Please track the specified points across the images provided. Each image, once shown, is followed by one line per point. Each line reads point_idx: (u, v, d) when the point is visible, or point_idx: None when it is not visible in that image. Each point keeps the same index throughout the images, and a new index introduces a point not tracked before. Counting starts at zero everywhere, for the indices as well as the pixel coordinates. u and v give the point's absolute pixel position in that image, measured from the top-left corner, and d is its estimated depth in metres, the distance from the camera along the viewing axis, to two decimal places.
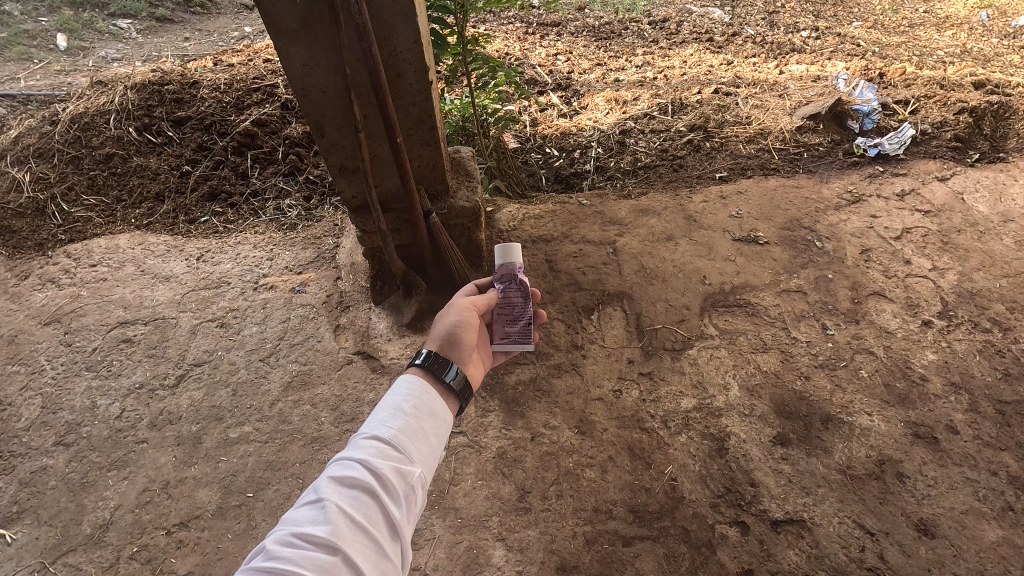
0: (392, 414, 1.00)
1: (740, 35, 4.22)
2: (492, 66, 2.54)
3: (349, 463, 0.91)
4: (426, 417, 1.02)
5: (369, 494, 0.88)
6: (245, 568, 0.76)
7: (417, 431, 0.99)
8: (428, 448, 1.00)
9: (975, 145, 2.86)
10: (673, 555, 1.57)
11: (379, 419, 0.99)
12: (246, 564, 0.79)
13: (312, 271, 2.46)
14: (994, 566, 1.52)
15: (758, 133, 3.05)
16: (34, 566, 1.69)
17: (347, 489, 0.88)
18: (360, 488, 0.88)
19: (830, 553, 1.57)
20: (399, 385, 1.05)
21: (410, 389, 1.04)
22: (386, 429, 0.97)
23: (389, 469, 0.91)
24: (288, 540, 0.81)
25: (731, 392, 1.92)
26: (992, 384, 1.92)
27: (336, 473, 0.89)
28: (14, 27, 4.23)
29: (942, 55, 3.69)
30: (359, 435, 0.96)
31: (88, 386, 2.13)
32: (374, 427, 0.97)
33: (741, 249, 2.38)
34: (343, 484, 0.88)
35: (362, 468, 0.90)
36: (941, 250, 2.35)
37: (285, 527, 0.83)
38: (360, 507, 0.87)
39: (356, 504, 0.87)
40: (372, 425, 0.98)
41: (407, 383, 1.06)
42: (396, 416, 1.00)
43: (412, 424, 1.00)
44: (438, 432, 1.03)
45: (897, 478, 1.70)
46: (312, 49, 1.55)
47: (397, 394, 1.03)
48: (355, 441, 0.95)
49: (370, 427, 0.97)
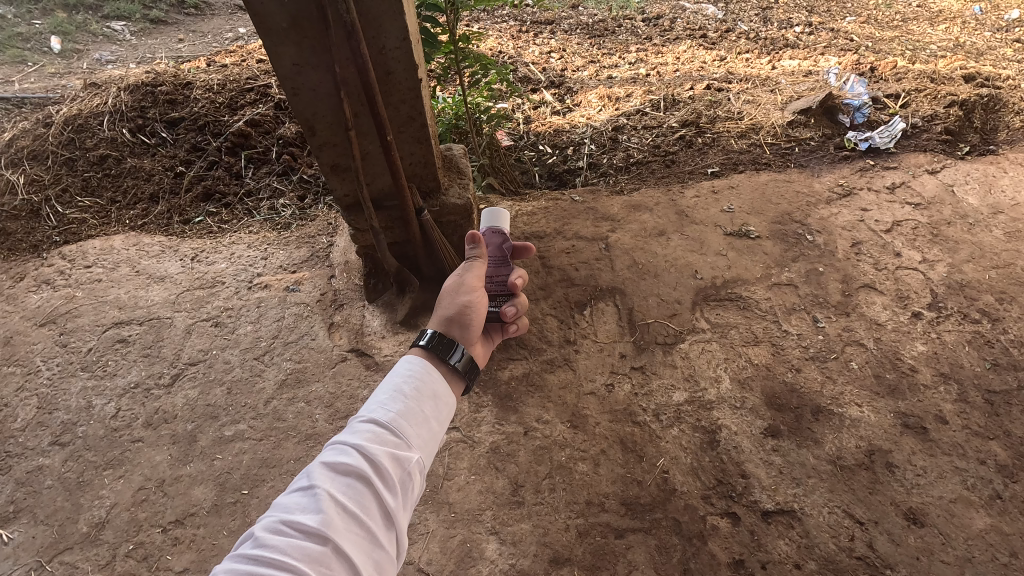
0: (392, 397, 1.01)
1: (733, 31, 4.23)
2: (484, 64, 2.55)
3: (344, 447, 0.92)
4: (428, 401, 1.03)
5: (363, 481, 0.90)
6: (233, 555, 0.78)
7: (416, 415, 1.00)
8: (427, 433, 1.01)
9: (965, 138, 2.88)
10: (664, 547, 1.59)
11: (378, 403, 1.00)
12: (236, 550, 0.81)
13: (306, 270, 2.47)
14: (982, 554, 1.54)
15: (750, 128, 3.07)
16: (31, 565, 1.70)
17: (340, 476, 0.89)
18: (354, 475, 0.90)
19: (820, 542, 1.58)
20: (399, 367, 1.07)
21: (411, 371, 1.05)
22: (384, 413, 0.98)
23: (384, 455, 0.92)
24: (279, 527, 0.82)
25: (723, 385, 1.94)
26: (981, 374, 1.93)
27: (331, 459, 0.91)
28: (8, 30, 4.23)
29: (935, 49, 3.70)
30: (357, 419, 0.97)
31: (84, 385, 2.14)
32: (372, 410, 0.98)
33: (733, 243, 2.40)
34: (336, 470, 0.90)
35: (357, 454, 0.91)
36: (931, 242, 2.37)
37: (276, 513, 0.84)
38: (353, 495, 0.88)
39: (349, 492, 0.88)
40: (371, 409, 0.99)
41: (409, 365, 1.07)
42: (395, 399, 1.01)
43: (412, 408, 1.01)
44: (438, 416, 1.04)
45: (886, 468, 1.72)
46: (301, 48, 1.55)
47: (398, 376, 1.05)
48: (352, 425, 0.96)
49: (368, 411, 0.98)
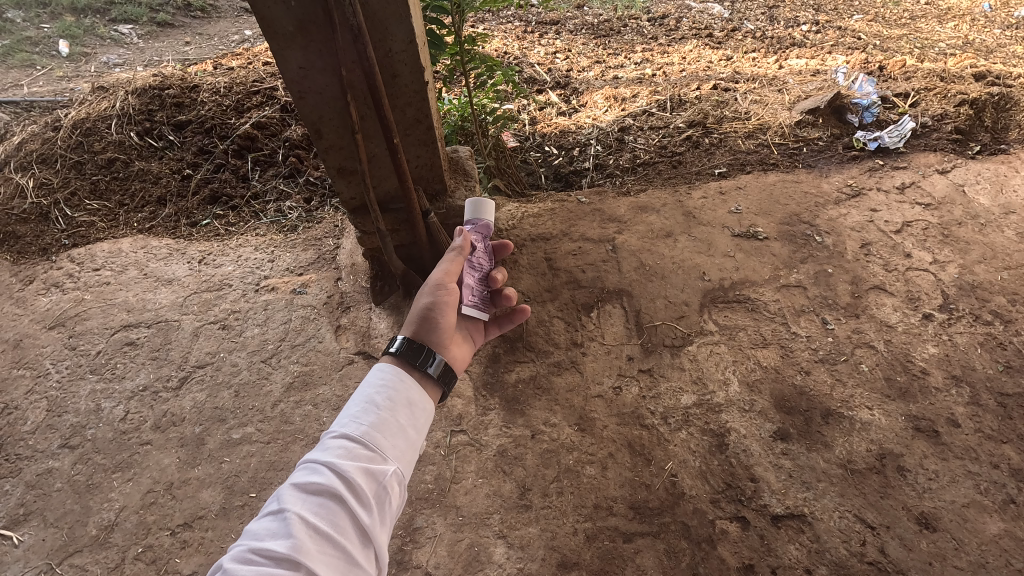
0: (363, 410, 1.03)
1: (739, 30, 4.21)
2: (491, 66, 2.53)
3: (315, 467, 0.93)
4: (400, 411, 1.06)
5: (336, 499, 0.91)
6: None
7: (388, 426, 1.03)
8: (402, 444, 1.03)
9: (976, 137, 2.84)
10: (673, 551, 1.58)
11: (350, 417, 1.02)
12: None
13: (312, 273, 2.48)
14: (996, 560, 1.52)
15: (758, 128, 3.05)
16: (40, 567, 1.71)
17: (311, 496, 0.90)
18: (326, 494, 0.91)
19: (831, 547, 1.57)
20: (372, 377, 1.09)
21: (383, 381, 1.08)
22: (356, 427, 1.00)
23: (356, 470, 0.94)
24: (246, 556, 0.81)
25: (731, 388, 1.92)
26: (993, 377, 1.91)
27: (302, 480, 0.92)
28: (17, 35, 4.28)
29: (944, 47, 3.66)
30: (329, 435, 0.99)
31: (93, 388, 2.15)
32: (344, 426, 1.00)
33: (741, 245, 2.38)
34: (307, 491, 0.90)
35: (328, 471, 0.93)
36: (941, 243, 2.34)
37: (246, 541, 0.84)
38: (325, 516, 0.89)
39: (321, 512, 0.89)
40: (343, 424, 1.01)
41: (381, 375, 1.09)
42: (367, 412, 1.03)
43: (383, 419, 1.03)
44: (412, 425, 1.07)
45: (897, 472, 1.70)
46: (308, 51, 1.54)
47: (370, 388, 1.07)
48: (324, 442, 0.98)
49: (340, 426, 1.00)
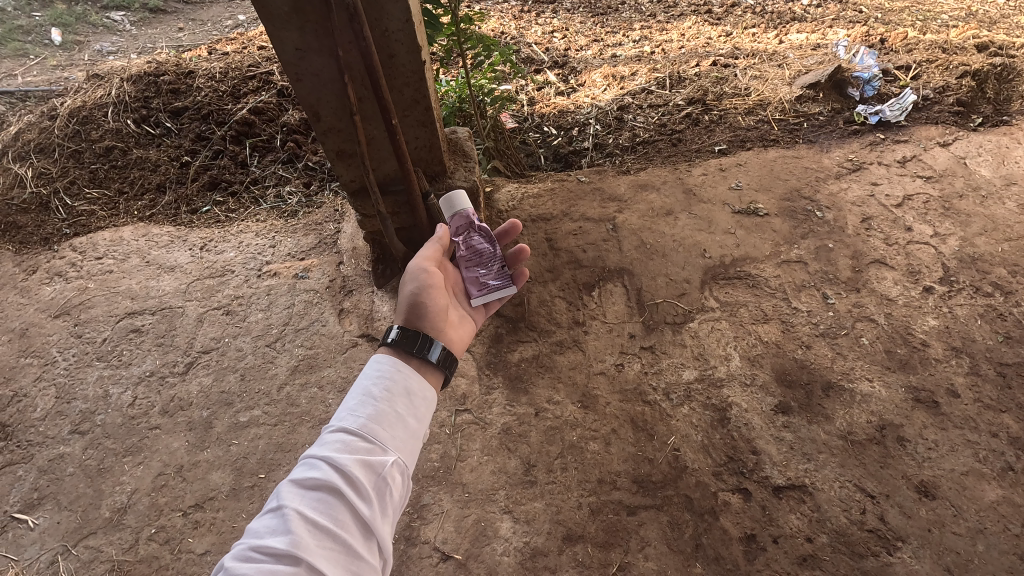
0: (360, 402, 1.05)
1: (739, 5, 4.14)
2: (488, 46, 2.49)
3: (314, 462, 0.96)
4: (398, 402, 1.07)
5: (334, 493, 0.92)
6: None
7: (385, 417, 1.04)
8: (403, 433, 1.05)
9: (978, 108, 2.82)
10: (676, 523, 1.61)
11: (348, 410, 1.04)
12: None
13: (314, 257, 2.48)
14: (994, 525, 1.55)
15: (758, 104, 3.03)
16: (57, 549, 1.75)
17: (309, 491, 0.92)
18: (325, 488, 0.92)
19: (831, 516, 1.59)
20: (369, 369, 1.11)
21: (380, 372, 1.10)
22: (354, 420, 1.02)
23: (354, 463, 0.95)
24: (248, 554, 0.84)
25: (732, 363, 1.94)
26: (992, 347, 1.93)
27: (301, 476, 0.94)
28: (8, 23, 4.21)
29: (947, 19, 3.61)
30: (328, 430, 1.01)
31: (101, 375, 2.17)
32: (342, 420, 1.02)
33: (741, 221, 2.38)
34: (307, 487, 0.92)
35: (327, 466, 0.95)
36: (942, 216, 2.34)
37: (246, 539, 0.86)
38: (324, 509, 0.90)
39: (320, 506, 0.91)
40: (341, 418, 1.03)
41: (378, 366, 1.11)
42: (365, 405, 1.05)
43: (380, 410, 1.05)
44: (411, 415, 1.08)
45: (897, 442, 1.72)
46: (304, 32, 1.53)
47: (368, 379, 1.09)
48: (323, 437, 1.00)
49: (338, 419, 1.03)
